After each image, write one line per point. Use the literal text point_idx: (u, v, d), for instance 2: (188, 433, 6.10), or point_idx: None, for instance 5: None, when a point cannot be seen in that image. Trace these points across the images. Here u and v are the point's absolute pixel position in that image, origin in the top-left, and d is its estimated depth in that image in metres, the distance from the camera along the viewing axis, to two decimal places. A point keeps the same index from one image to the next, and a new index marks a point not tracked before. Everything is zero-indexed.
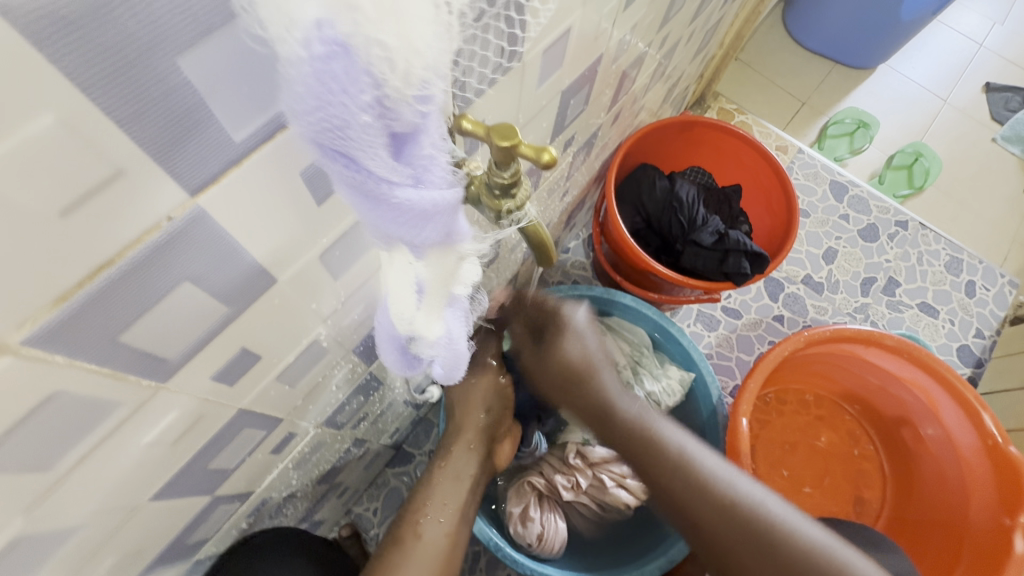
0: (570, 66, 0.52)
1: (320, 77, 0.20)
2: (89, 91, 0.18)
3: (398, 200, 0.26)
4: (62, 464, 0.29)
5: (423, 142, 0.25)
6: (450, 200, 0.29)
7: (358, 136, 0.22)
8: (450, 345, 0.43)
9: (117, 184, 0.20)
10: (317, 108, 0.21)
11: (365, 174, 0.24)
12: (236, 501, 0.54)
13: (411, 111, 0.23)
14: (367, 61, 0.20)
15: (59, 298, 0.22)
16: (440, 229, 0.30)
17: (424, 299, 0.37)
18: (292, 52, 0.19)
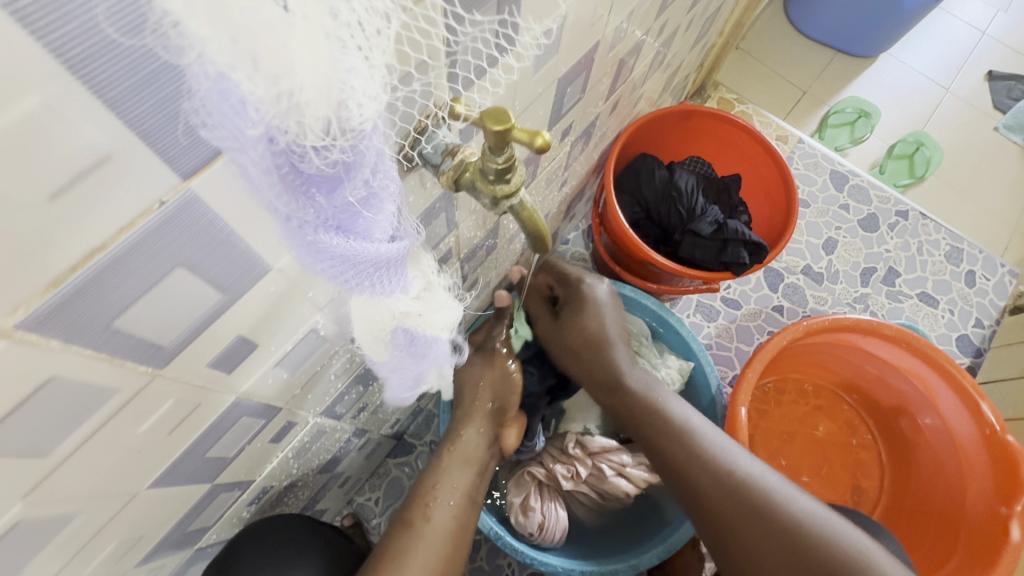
0: (566, 53, 0.51)
1: (216, 108, 0.20)
2: (76, 68, 0.18)
3: (314, 240, 0.27)
4: (61, 449, 0.29)
5: (346, 189, 0.25)
6: (376, 245, 0.30)
7: (260, 177, 0.23)
8: (396, 370, 0.47)
9: (107, 166, 0.20)
10: (221, 126, 0.21)
11: (279, 212, 0.25)
12: (236, 489, 0.55)
13: (322, 161, 0.23)
14: (259, 106, 0.20)
15: (53, 281, 0.22)
16: (371, 270, 0.31)
17: (366, 336, 0.40)
18: (195, 70, 0.19)
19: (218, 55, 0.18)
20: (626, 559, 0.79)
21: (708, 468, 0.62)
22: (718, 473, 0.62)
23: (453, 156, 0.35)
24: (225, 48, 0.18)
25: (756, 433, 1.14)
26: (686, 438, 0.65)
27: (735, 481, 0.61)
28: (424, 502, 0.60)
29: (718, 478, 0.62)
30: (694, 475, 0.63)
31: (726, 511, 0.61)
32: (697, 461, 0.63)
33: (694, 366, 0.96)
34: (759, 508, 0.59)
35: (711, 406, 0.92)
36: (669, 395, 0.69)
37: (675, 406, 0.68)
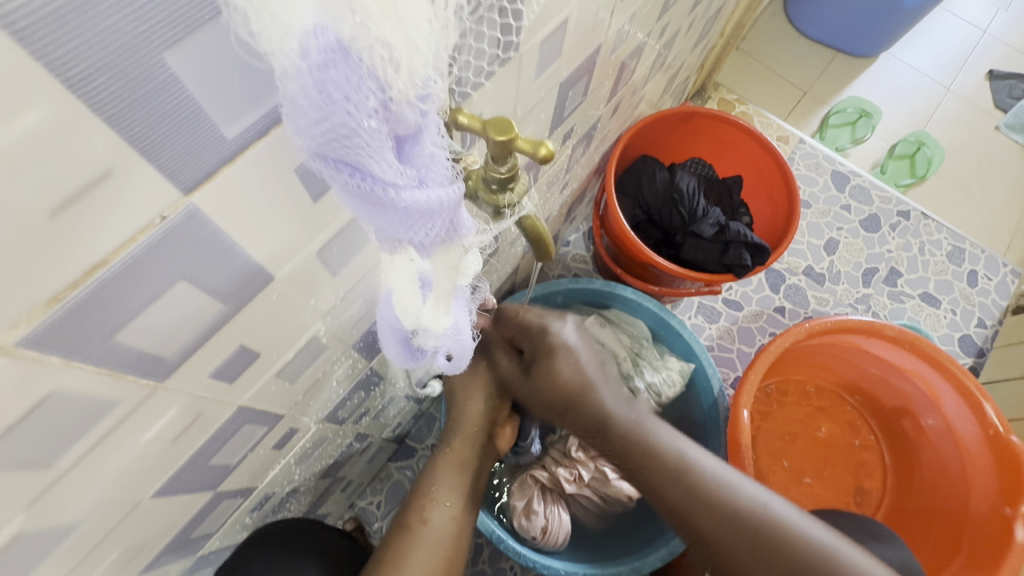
0: (568, 58, 0.51)
1: (321, 87, 0.20)
2: (77, 87, 0.18)
3: (405, 204, 0.25)
4: (63, 460, 0.29)
5: (423, 142, 0.26)
6: (455, 200, 0.28)
7: (366, 140, 0.22)
8: (455, 334, 0.43)
9: (107, 182, 0.20)
10: (318, 113, 0.21)
11: (371, 182, 0.24)
12: (238, 495, 0.55)
13: (412, 110, 0.24)
14: (370, 63, 0.21)
15: (52, 298, 0.21)
16: (451, 236, 0.30)
17: (432, 296, 0.36)
18: (288, 63, 0.20)
19: (333, 26, 0.19)
20: (628, 562, 0.79)
21: (708, 507, 0.59)
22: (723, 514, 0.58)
23: (455, 164, 0.34)
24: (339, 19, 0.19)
25: (758, 434, 1.14)
26: (682, 478, 0.60)
27: (738, 518, 0.58)
28: (427, 506, 0.60)
29: (721, 517, 0.58)
30: (697, 518, 0.59)
31: (731, 548, 0.58)
32: (700, 502, 0.59)
33: (694, 368, 0.95)
34: (763, 542, 0.57)
35: (712, 409, 0.92)
36: (658, 426, 0.62)
37: (664, 433, 0.62)
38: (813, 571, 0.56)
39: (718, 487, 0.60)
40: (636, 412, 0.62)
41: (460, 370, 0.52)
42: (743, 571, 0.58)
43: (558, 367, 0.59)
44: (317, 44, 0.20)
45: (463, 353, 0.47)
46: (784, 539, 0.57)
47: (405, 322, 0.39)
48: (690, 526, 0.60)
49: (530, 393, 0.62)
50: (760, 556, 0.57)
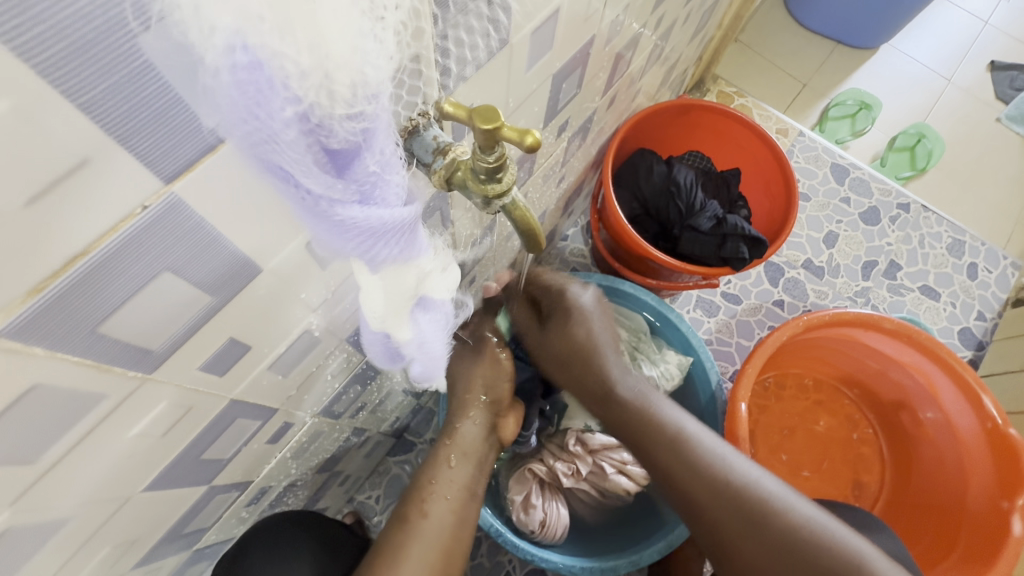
0: (560, 49, 0.51)
1: (242, 88, 0.19)
2: (47, 73, 0.17)
3: (341, 218, 0.26)
4: (48, 455, 0.29)
5: (366, 160, 0.25)
6: (401, 217, 0.29)
7: (288, 153, 0.22)
8: (423, 347, 0.43)
9: (86, 170, 0.20)
10: (242, 121, 0.20)
11: (302, 190, 0.24)
12: (234, 489, 0.55)
13: (345, 129, 0.23)
14: (284, 75, 0.20)
15: (33, 289, 0.21)
16: (395, 247, 0.31)
17: (391, 308, 0.37)
18: (210, 62, 0.19)
19: (250, 37, 0.18)
20: (627, 555, 0.79)
21: (701, 474, 0.61)
22: (715, 483, 0.60)
23: (444, 155, 0.34)
24: (257, 27, 0.18)
25: (756, 428, 1.14)
26: (679, 450, 0.62)
27: (730, 486, 0.60)
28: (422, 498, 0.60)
29: (714, 484, 0.60)
30: (690, 484, 0.61)
31: (723, 522, 0.59)
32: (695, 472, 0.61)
33: (692, 361, 0.95)
34: (754, 516, 0.58)
35: (710, 402, 0.92)
36: (661, 402, 0.66)
37: (666, 408, 0.66)
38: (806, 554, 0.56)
39: (715, 458, 0.62)
40: (640, 386, 0.67)
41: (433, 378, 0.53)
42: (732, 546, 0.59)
43: (571, 329, 0.66)
44: (235, 57, 0.19)
45: (436, 361, 0.48)
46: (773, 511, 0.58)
47: (370, 327, 0.40)
48: (684, 496, 0.61)
49: (542, 343, 0.69)
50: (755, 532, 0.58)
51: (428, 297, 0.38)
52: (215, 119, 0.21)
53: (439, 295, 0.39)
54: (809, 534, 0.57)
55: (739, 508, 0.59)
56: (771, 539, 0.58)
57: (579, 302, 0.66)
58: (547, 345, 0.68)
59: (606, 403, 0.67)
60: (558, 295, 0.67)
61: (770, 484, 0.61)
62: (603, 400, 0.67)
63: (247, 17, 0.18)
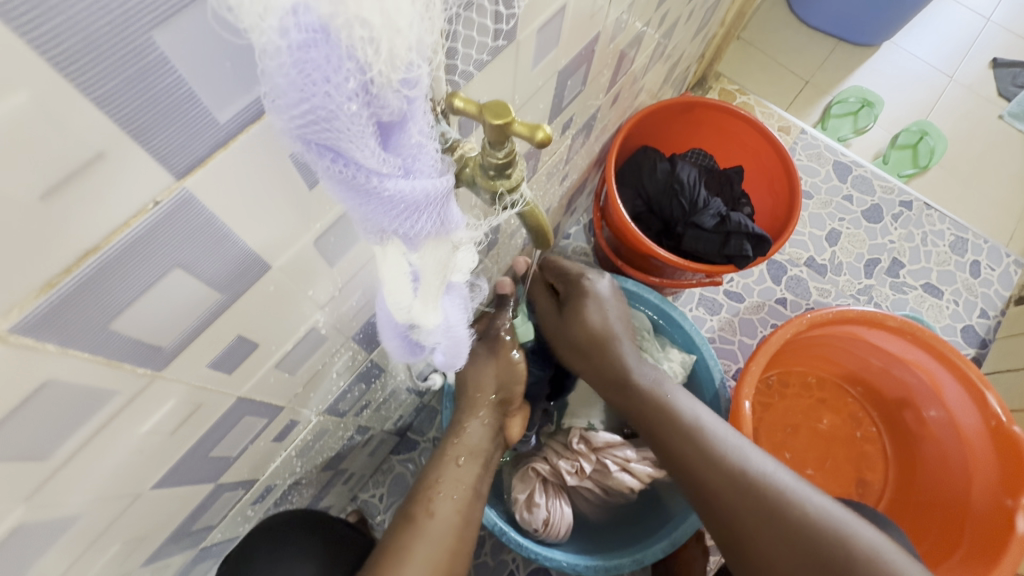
0: (566, 46, 0.51)
1: (301, 67, 0.20)
2: (62, 68, 0.17)
3: (389, 193, 0.26)
4: (60, 452, 0.29)
5: (410, 130, 0.26)
6: (442, 190, 0.29)
7: (347, 126, 0.22)
8: (448, 330, 0.43)
9: (99, 165, 0.20)
10: (304, 99, 0.20)
11: (354, 169, 0.24)
12: (240, 487, 0.55)
13: (397, 97, 0.23)
14: (348, 44, 0.20)
15: (45, 285, 0.21)
16: (438, 224, 0.31)
17: (422, 290, 0.37)
18: (268, 42, 0.19)
19: (307, 7, 0.19)
20: (631, 553, 0.80)
21: (714, 462, 0.61)
22: (730, 470, 0.61)
23: (452, 151, 0.34)
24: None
25: (760, 426, 1.13)
26: (693, 435, 0.64)
27: (745, 478, 0.60)
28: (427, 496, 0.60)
29: (727, 475, 0.61)
30: (704, 474, 0.62)
31: (740, 517, 0.59)
32: (710, 459, 0.62)
33: (695, 359, 0.95)
34: (770, 507, 0.58)
35: (714, 400, 0.92)
36: (673, 389, 0.68)
37: (682, 400, 0.68)
38: (825, 550, 0.55)
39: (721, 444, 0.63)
40: (654, 375, 0.70)
41: (454, 367, 0.52)
42: (750, 539, 0.59)
43: (586, 313, 0.73)
44: (292, 32, 0.19)
45: (459, 348, 0.47)
46: (787, 503, 0.58)
47: (397, 318, 0.39)
48: (699, 487, 0.62)
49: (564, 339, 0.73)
50: (772, 522, 0.58)
51: (453, 277, 0.39)
52: (267, 101, 0.21)
53: (460, 276, 0.40)
54: (825, 527, 0.56)
55: (753, 498, 0.59)
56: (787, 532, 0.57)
57: (596, 289, 0.74)
58: (569, 331, 0.74)
59: (625, 388, 0.71)
60: (569, 300, 0.70)
61: (781, 474, 0.61)
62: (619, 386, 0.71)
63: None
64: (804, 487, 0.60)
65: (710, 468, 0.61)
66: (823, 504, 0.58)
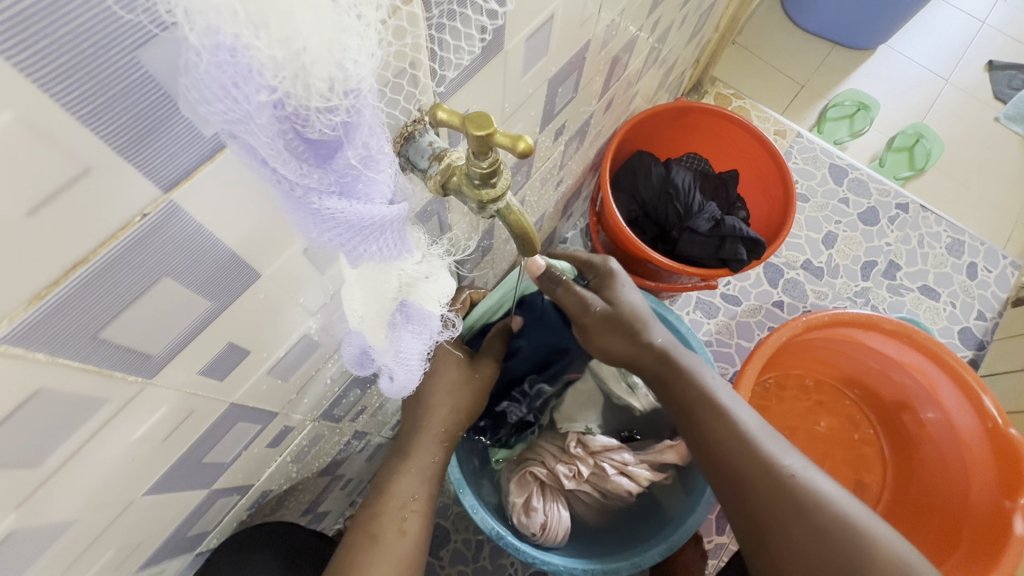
0: (556, 53, 0.51)
1: (222, 69, 0.20)
2: (48, 87, 0.18)
3: (317, 207, 0.27)
4: (52, 459, 0.29)
5: (346, 152, 0.26)
6: (386, 216, 0.30)
7: (259, 138, 0.22)
8: (400, 358, 0.44)
9: (86, 181, 0.21)
10: (220, 103, 0.21)
11: (280, 178, 0.25)
12: (235, 493, 0.55)
13: (322, 121, 0.23)
14: (256, 61, 0.20)
15: (35, 296, 0.22)
16: (385, 249, 0.32)
17: (371, 304, 0.38)
18: (193, 42, 0.19)
19: (224, 28, 0.19)
20: (628, 557, 0.80)
21: (747, 453, 0.60)
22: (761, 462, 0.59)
23: (439, 161, 0.35)
24: (227, 17, 0.19)
25: None
26: (730, 421, 0.62)
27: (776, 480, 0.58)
28: (407, 511, 0.56)
29: (762, 463, 0.59)
30: (740, 464, 0.60)
31: (766, 513, 0.58)
32: (744, 448, 0.60)
33: None
34: (795, 507, 0.56)
35: None
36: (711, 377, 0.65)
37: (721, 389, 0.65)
38: (844, 546, 0.54)
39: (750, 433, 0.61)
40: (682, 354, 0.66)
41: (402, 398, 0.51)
42: (774, 532, 0.57)
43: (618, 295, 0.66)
44: (217, 40, 0.19)
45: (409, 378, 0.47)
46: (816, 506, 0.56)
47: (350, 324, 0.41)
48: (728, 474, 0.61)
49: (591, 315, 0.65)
50: (794, 519, 0.56)
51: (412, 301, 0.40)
52: (195, 100, 0.21)
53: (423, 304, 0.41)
54: (840, 531, 0.55)
55: (781, 494, 0.57)
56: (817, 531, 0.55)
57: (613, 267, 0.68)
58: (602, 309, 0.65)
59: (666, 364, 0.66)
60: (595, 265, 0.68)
61: (816, 480, 0.58)
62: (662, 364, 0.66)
63: (220, 13, 0.19)
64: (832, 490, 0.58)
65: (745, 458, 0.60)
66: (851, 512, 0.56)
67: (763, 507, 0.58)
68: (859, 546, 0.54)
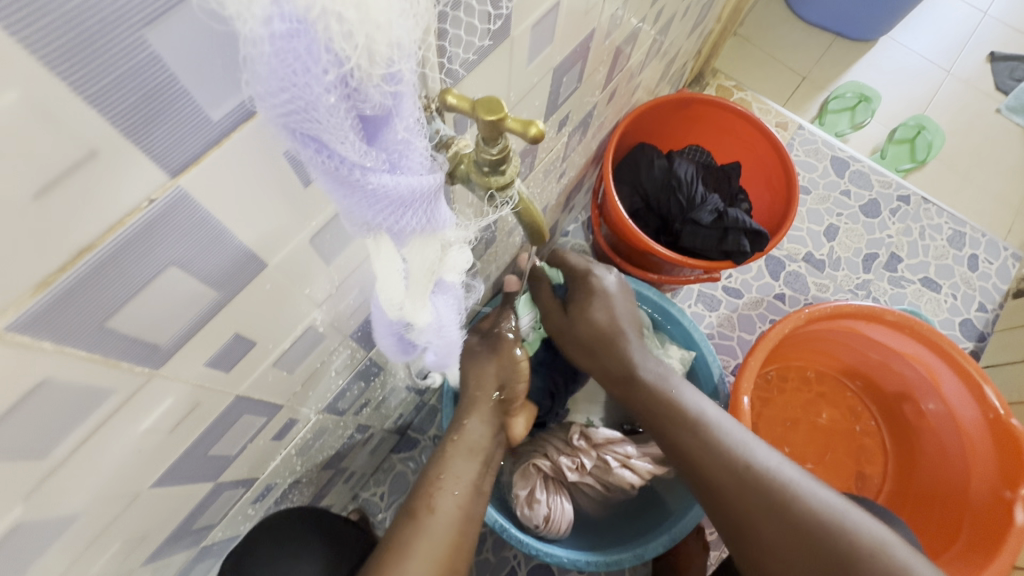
0: (561, 43, 0.51)
1: (282, 57, 0.20)
2: (54, 65, 0.17)
3: (373, 186, 0.26)
4: (60, 450, 0.29)
5: (395, 126, 0.25)
6: (430, 186, 0.29)
7: (326, 118, 0.22)
8: (440, 330, 0.44)
9: (92, 164, 0.20)
10: (283, 93, 0.20)
11: (338, 161, 0.24)
12: (240, 486, 0.55)
13: (380, 93, 0.23)
14: (326, 36, 0.20)
15: (40, 283, 0.21)
16: (426, 220, 0.31)
17: (412, 285, 0.36)
18: (252, 31, 0.19)
19: (292, 1, 0.19)
20: (631, 549, 0.80)
21: (719, 458, 0.62)
22: (733, 464, 0.61)
23: (447, 148, 0.34)
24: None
25: (759, 421, 1.14)
26: (696, 426, 0.64)
27: (745, 468, 0.61)
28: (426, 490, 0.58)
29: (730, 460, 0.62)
30: (710, 467, 0.62)
31: (747, 512, 0.60)
32: (713, 448, 0.63)
33: (695, 356, 0.95)
34: (767, 501, 0.59)
35: (713, 397, 0.92)
36: (680, 383, 0.68)
37: (687, 392, 0.67)
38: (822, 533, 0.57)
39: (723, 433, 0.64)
40: (660, 369, 0.69)
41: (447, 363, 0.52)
42: (750, 528, 0.60)
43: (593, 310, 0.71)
44: (276, 22, 0.19)
45: (450, 347, 0.48)
46: (788, 494, 0.59)
47: (388, 315, 0.38)
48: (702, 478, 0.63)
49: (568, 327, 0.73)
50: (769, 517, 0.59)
51: (446, 276, 0.38)
52: (254, 92, 0.21)
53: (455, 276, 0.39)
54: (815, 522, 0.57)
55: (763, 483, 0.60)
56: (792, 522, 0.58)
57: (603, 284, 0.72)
58: (575, 329, 0.72)
59: (630, 385, 0.69)
60: (584, 278, 0.72)
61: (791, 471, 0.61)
62: (625, 382, 0.70)
63: None
64: (805, 480, 0.61)
65: (715, 458, 0.62)
66: (825, 499, 0.59)
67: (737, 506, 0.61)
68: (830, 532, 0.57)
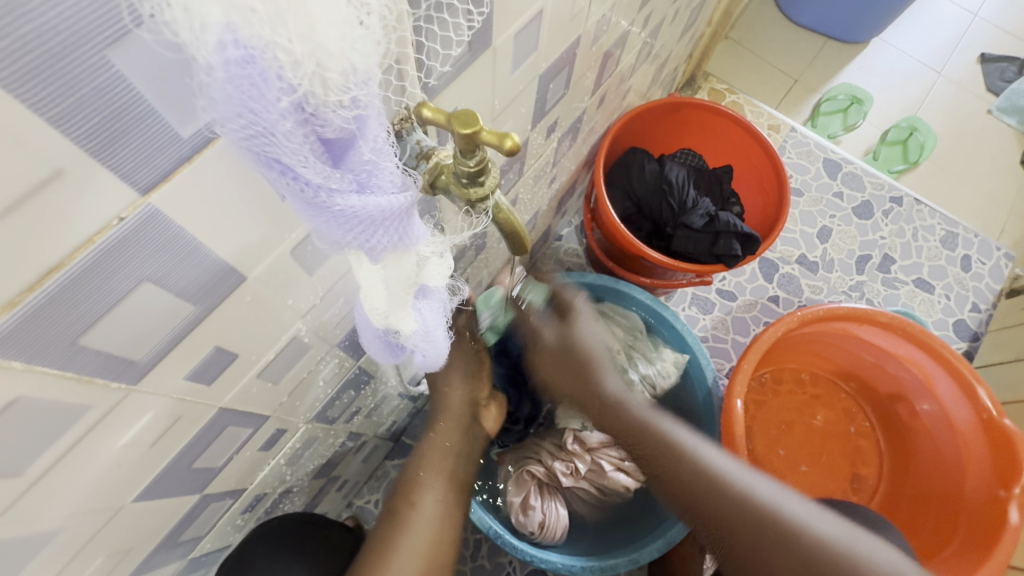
0: (546, 49, 0.51)
1: (236, 83, 0.20)
2: (16, 90, 0.17)
3: (340, 208, 0.26)
4: (34, 468, 0.29)
5: (361, 148, 0.25)
6: (401, 205, 0.29)
7: (284, 144, 0.22)
8: (427, 336, 0.43)
9: (57, 183, 0.20)
10: (238, 118, 0.20)
11: (302, 183, 0.24)
12: (228, 497, 0.55)
13: (340, 117, 0.23)
14: (276, 65, 0.20)
15: (8, 303, 0.21)
16: (400, 238, 0.31)
17: (393, 297, 0.36)
18: (205, 58, 0.19)
19: (242, 30, 0.18)
20: (626, 553, 0.80)
21: (716, 497, 0.60)
22: (733, 499, 0.60)
23: (426, 159, 0.35)
24: (247, 19, 0.18)
25: (754, 423, 1.14)
26: (688, 464, 0.62)
27: (744, 505, 0.59)
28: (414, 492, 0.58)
29: (732, 501, 0.59)
30: (706, 503, 0.61)
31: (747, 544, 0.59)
32: (706, 489, 0.61)
33: (688, 359, 0.95)
34: (771, 535, 0.57)
35: (706, 400, 0.92)
36: (666, 418, 0.65)
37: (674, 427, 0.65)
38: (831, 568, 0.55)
39: (721, 472, 0.61)
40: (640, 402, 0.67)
41: (436, 371, 0.52)
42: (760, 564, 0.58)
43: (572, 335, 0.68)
44: (229, 51, 0.19)
45: (439, 353, 0.47)
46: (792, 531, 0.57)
47: (375, 323, 0.39)
48: (699, 513, 0.61)
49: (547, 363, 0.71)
50: (778, 553, 0.57)
51: (427, 283, 0.38)
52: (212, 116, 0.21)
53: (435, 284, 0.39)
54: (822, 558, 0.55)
55: (768, 534, 0.57)
56: (796, 556, 0.56)
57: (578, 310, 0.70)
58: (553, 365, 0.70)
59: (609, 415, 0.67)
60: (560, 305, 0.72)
61: (790, 505, 0.59)
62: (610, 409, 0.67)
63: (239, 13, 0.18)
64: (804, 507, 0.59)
65: (712, 496, 0.60)
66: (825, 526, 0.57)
67: (745, 542, 0.59)
68: (839, 564, 0.55)
